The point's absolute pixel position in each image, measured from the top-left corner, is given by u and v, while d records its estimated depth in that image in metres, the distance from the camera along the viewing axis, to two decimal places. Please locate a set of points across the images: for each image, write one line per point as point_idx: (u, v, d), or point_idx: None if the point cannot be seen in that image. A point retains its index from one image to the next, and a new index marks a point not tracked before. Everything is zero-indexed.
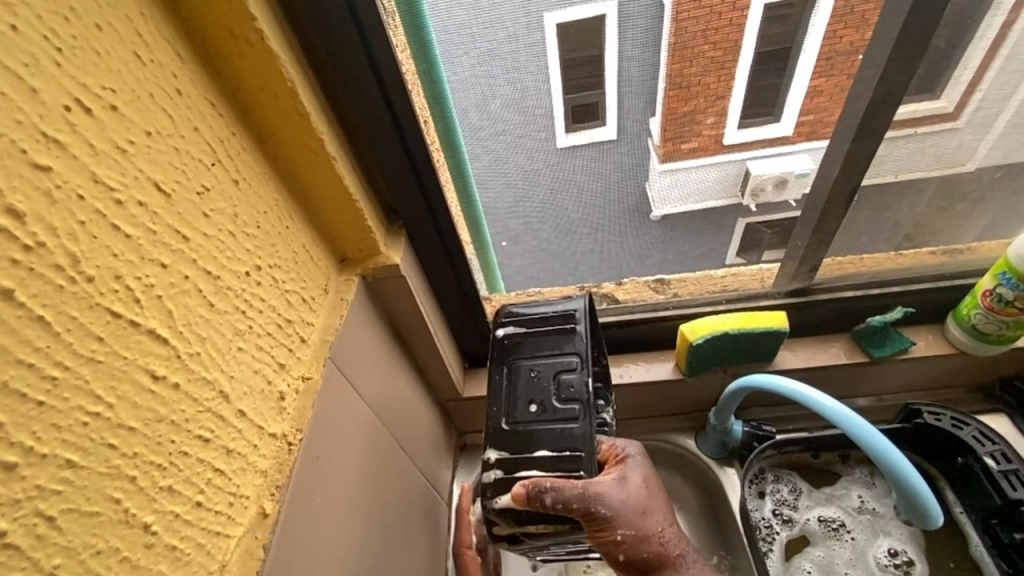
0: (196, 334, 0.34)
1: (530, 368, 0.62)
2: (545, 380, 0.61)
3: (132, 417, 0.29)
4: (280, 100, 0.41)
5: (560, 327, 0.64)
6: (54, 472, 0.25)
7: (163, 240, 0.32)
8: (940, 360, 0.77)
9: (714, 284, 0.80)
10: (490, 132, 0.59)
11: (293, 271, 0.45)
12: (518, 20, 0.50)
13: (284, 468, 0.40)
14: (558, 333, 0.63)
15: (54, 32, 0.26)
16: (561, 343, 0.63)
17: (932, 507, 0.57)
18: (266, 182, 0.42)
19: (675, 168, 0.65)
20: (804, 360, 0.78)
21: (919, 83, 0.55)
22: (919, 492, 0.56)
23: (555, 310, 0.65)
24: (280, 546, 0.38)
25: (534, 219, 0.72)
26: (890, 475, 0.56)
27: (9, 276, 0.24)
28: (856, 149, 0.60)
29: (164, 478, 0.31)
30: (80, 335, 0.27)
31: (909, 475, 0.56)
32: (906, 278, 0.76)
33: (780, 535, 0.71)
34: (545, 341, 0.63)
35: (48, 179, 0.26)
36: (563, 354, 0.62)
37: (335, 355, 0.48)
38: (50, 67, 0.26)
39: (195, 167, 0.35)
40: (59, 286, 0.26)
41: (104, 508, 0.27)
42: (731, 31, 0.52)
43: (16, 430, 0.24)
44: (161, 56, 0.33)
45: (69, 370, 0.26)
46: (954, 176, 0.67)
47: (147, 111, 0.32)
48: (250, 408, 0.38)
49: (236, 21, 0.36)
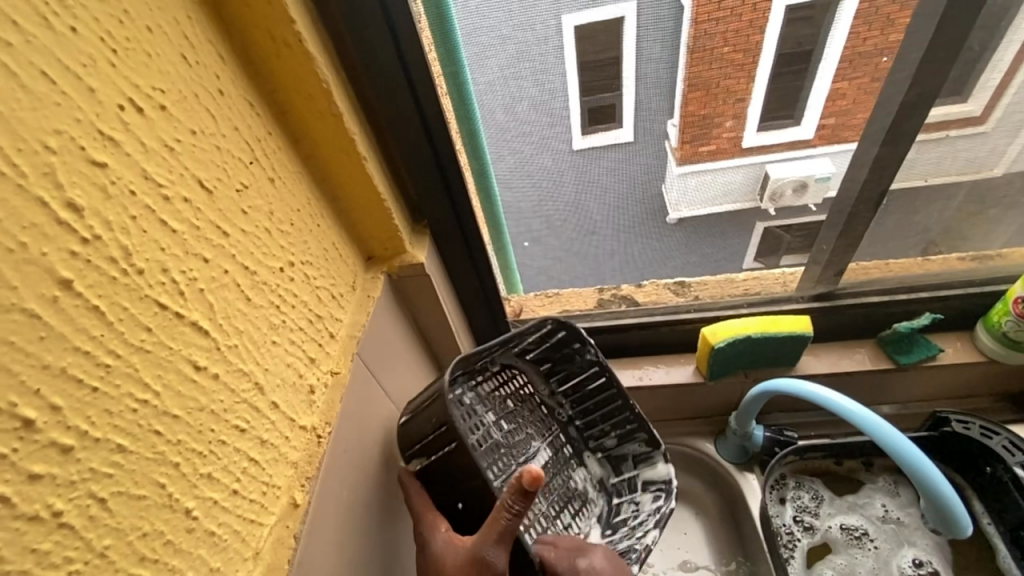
0: (234, 327, 0.35)
1: (453, 499, 0.50)
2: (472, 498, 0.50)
3: (176, 405, 0.30)
4: (314, 100, 0.42)
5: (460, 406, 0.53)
6: (106, 456, 0.26)
7: (206, 236, 0.33)
8: (968, 368, 0.75)
9: (735, 287, 0.79)
10: (515, 132, 0.60)
11: (323, 268, 0.46)
12: (547, 23, 0.51)
13: (313, 460, 0.41)
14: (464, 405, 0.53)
15: (110, 34, 0.28)
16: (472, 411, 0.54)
17: (962, 516, 0.56)
18: (299, 181, 0.43)
19: (698, 170, 0.65)
20: (828, 366, 0.77)
21: (950, 86, 0.55)
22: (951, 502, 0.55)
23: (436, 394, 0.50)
24: (308, 537, 0.39)
25: (556, 220, 0.73)
26: (918, 483, 0.55)
27: (68, 268, 0.25)
28: (886, 151, 0.59)
29: (204, 466, 0.32)
30: (131, 325, 0.28)
31: (937, 485, 0.55)
32: (934, 284, 0.75)
33: (802, 543, 0.69)
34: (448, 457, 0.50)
35: (104, 175, 0.27)
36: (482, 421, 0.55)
37: (362, 351, 0.49)
38: (107, 68, 0.27)
39: (235, 166, 0.36)
40: (112, 278, 0.27)
41: (150, 492, 0.28)
42: (753, 33, 0.52)
43: (72, 415, 0.25)
44: (205, 58, 0.34)
45: (121, 358, 0.27)
46: (983, 181, 0.67)
47: (192, 111, 0.33)
48: (283, 400, 0.39)
49: (275, 24, 0.37)
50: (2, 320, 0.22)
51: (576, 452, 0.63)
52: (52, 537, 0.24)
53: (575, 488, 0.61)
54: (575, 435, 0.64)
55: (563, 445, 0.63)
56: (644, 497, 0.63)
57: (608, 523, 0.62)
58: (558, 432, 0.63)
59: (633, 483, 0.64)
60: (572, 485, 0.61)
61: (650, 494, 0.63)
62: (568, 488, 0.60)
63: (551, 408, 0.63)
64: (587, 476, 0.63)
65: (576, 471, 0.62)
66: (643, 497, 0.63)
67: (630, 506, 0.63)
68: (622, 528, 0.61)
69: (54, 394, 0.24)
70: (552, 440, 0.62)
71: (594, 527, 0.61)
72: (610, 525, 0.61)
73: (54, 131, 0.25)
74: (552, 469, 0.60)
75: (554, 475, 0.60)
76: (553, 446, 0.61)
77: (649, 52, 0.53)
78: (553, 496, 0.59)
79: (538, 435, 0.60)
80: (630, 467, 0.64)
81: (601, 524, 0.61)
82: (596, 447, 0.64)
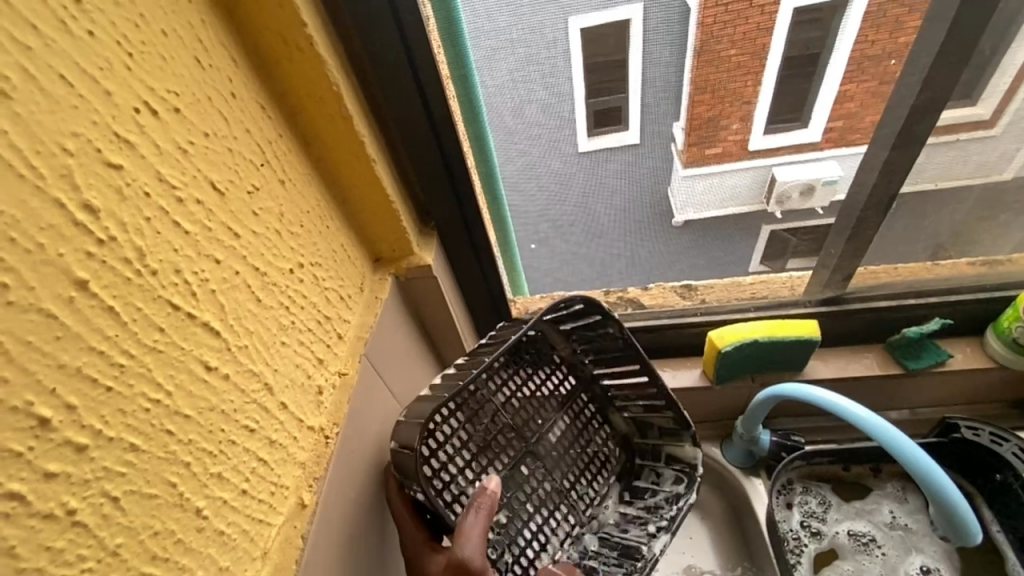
0: (245, 327, 0.35)
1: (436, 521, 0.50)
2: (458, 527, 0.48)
3: (188, 405, 0.30)
4: (324, 103, 0.42)
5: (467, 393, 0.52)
6: (119, 454, 0.26)
7: (218, 237, 0.33)
8: (978, 374, 0.75)
9: (743, 290, 0.79)
10: (523, 135, 0.60)
11: (332, 269, 0.46)
12: (556, 27, 0.51)
13: (321, 461, 0.41)
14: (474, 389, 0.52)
15: (126, 37, 0.28)
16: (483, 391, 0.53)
17: (970, 521, 0.55)
18: (308, 183, 0.44)
19: (706, 173, 0.65)
20: (836, 371, 0.76)
21: (960, 90, 0.54)
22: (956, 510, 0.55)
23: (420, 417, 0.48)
24: (316, 536, 0.39)
25: (563, 222, 0.73)
26: (927, 490, 0.55)
27: (83, 268, 0.25)
28: (895, 156, 0.58)
29: (214, 465, 0.32)
30: (144, 325, 0.28)
31: (944, 491, 0.54)
32: (945, 289, 0.74)
33: (809, 548, 0.69)
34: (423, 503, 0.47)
35: (120, 177, 0.27)
36: (491, 405, 0.54)
37: (370, 352, 0.49)
38: (123, 71, 0.28)
39: (247, 167, 0.36)
40: (127, 278, 0.27)
41: (161, 491, 0.29)
42: (760, 36, 0.52)
43: (87, 414, 0.25)
44: (219, 61, 0.35)
45: (135, 358, 0.27)
46: (994, 186, 0.66)
47: (205, 113, 0.33)
48: (291, 401, 0.39)
49: (287, 28, 0.38)
50: (19, 320, 0.23)
51: (599, 412, 0.62)
52: (65, 535, 0.24)
53: (597, 450, 0.61)
54: (599, 393, 0.62)
55: (585, 407, 0.61)
56: (666, 472, 0.61)
57: (629, 485, 0.61)
58: (580, 394, 0.61)
59: (657, 454, 0.61)
60: (593, 446, 0.61)
61: (672, 472, 0.60)
62: (588, 451, 0.60)
63: (574, 369, 0.61)
64: (611, 434, 0.62)
65: (599, 431, 0.61)
66: (666, 473, 0.61)
67: (652, 476, 0.61)
68: (642, 494, 0.60)
69: (69, 393, 0.24)
70: (572, 406, 0.60)
71: (614, 486, 0.61)
72: (631, 487, 0.61)
73: (71, 133, 0.25)
74: (571, 436, 0.59)
75: (573, 439, 0.59)
76: (573, 412, 0.60)
77: (656, 55, 0.53)
78: (570, 464, 0.58)
79: (557, 404, 0.59)
80: (654, 436, 0.62)
81: (622, 484, 0.61)
82: (621, 406, 0.62)
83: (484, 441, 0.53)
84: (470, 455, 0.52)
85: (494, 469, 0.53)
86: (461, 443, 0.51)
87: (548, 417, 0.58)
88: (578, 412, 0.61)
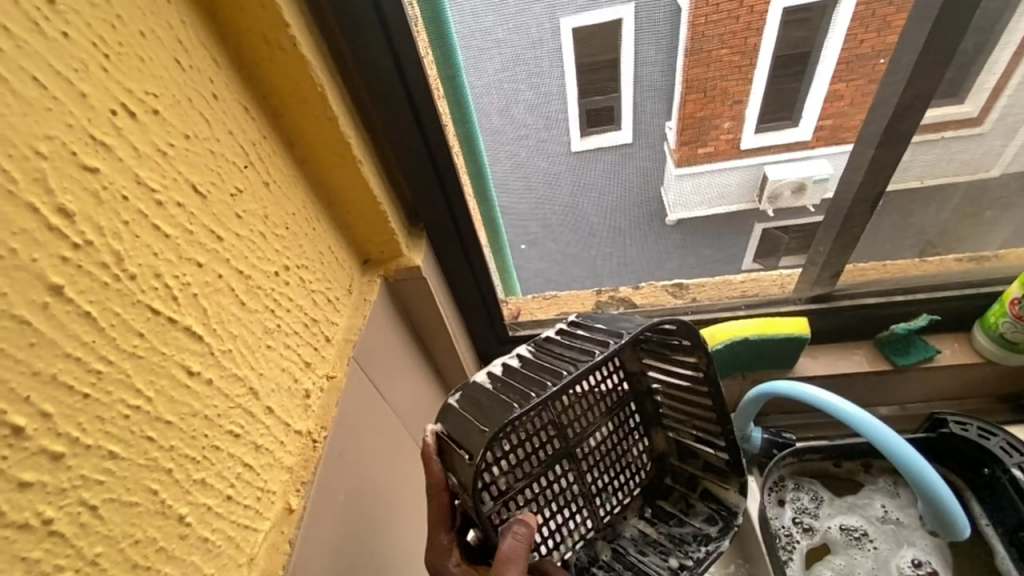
0: (229, 331, 0.35)
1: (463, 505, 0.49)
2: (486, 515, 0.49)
3: (169, 411, 0.30)
4: (308, 104, 0.42)
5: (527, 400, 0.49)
6: (97, 462, 0.26)
7: (200, 240, 0.33)
8: (966, 369, 0.75)
9: (733, 289, 0.79)
10: (511, 136, 0.60)
11: (319, 271, 0.46)
12: (542, 26, 0.51)
13: (309, 465, 0.41)
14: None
15: (102, 39, 0.28)
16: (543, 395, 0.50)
17: (945, 493, 0.55)
18: (293, 185, 0.43)
19: (695, 172, 0.65)
20: (826, 367, 0.77)
21: (945, 87, 0.55)
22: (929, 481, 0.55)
23: (485, 425, 0.45)
24: (304, 541, 0.39)
25: (552, 222, 0.73)
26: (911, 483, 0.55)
27: (58, 273, 0.25)
28: (881, 154, 0.59)
29: (198, 471, 0.32)
30: (123, 330, 0.28)
31: (913, 459, 0.54)
32: (932, 284, 0.74)
33: (801, 544, 0.69)
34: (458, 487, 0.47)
35: (96, 180, 0.27)
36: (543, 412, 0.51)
37: (358, 354, 0.49)
38: (99, 73, 0.27)
39: (229, 169, 0.36)
40: (104, 283, 0.27)
41: (142, 499, 0.28)
42: (750, 36, 0.52)
43: (63, 421, 0.25)
44: (200, 62, 0.34)
45: (113, 364, 0.27)
46: (980, 182, 0.67)
47: (186, 115, 0.33)
48: (278, 404, 0.39)
49: (270, 29, 0.37)
50: None
51: (642, 424, 0.60)
52: (42, 545, 0.24)
53: (630, 460, 0.59)
54: (648, 408, 0.59)
55: (630, 416, 0.59)
56: (699, 507, 0.58)
57: (653, 505, 0.60)
58: (630, 402, 0.59)
59: (693, 484, 0.59)
60: (628, 456, 0.59)
61: (706, 509, 0.58)
62: (622, 459, 0.58)
63: (632, 376, 0.58)
64: (647, 448, 0.60)
65: (636, 442, 0.59)
66: (698, 507, 0.58)
67: (682, 505, 0.59)
68: (666, 519, 0.59)
69: (44, 400, 0.24)
70: (619, 412, 0.58)
71: (637, 500, 0.60)
72: (654, 507, 0.60)
73: (45, 136, 0.25)
74: (611, 441, 0.57)
75: (611, 446, 0.57)
76: (617, 419, 0.58)
77: (645, 55, 0.53)
78: (602, 468, 0.57)
79: (605, 407, 0.56)
80: (695, 466, 0.59)
81: (645, 500, 0.60)
82: (669, 426, 0.60)
83: (526, 438, 0.52)
84: (509, 445, 0.51)
85: (529, 464, 0.52)
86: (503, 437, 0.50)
87: (594, 421, 0.56)
88: (623, 420, 0.58)
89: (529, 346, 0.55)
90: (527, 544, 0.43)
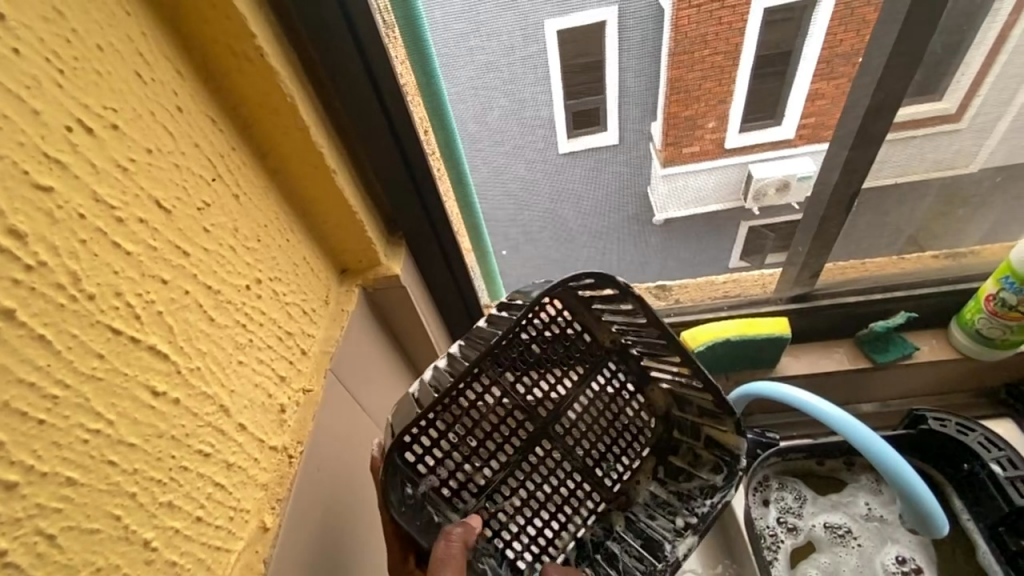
0: (197, 348, 0.34)
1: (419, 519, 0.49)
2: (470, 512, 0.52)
3: (133, 434, 0.29)
4: (279, 114, 0.41)
5: (475, 389, 0.49)
6: (54, 490, 0.25)
7: (164, 256, 0.32)
8: (944, 365, 0.76)
9: (716, 289, 0.80)
10: (488, 142, 0.60)
11: (293, 283, 0.45)
12: (514, 34, 0.51)
13: (284, 481, 0.40)
14: (475, 388, 0.50)
15: (56, 54, 0.27)
16: (494, 383, 0.50)
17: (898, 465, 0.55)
18: (265, 196, 0.43)
19: (676, 174, 0.65)
20: (808, 366, 0.78)
21: (917, 88, 0.56)
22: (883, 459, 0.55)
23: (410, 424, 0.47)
24: (279, 559, 0.39)
25: (533, 228, 0.73)
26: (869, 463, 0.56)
27: (10, 296, 0.24)
28: (856, 155, 0.60)
29: (164, 494, 0.31)
30: (81, 352, 0.27)
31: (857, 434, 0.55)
32: (909, 283, 0.76)
33: (785, 544, 0.70)
34: (422, 495, 0.49)
35: (49, 199, 0.26)
36: (497, 397, 0.51)
37: (336, 366, 0.48)
38: (52, 88, 0.27)
39: (196, 183, 0.35)
40: (60, 305, 0.26)
41: (104, 525, 0.28)
42: (732, 36, 0.52)
43: (16, 450, 0.24)
44: (162, 75, 0.34)
45: (71, 389, 0.26)
46: (955, 180, 0.68)
47: (147, 129, 0.32)
48: (251, 421, 0.38)
49: (236, 39, 0.37)
50: None
51: (631, 382, 0.56)
52: None
53: (626, 424, 0.57)
54: (631, 364, 0.56)
55: (612, 379, 0.56)
56: (705, 456, 0.56)
57: (663, 463, 0.57)
58: (607, 364, 0.55)
59: (696, 433, 0.56)
60: (623, 419, 0.57)
61: (712, 458, 0.56)
62: (615, 425, 0.56)
63: (594, 333, 0.54)
64: (643, 405, 0.57)
65: (629, 404, 0.57)
66: (704, 457, 0.56)
67: (690, 457, 0.57)
68: (676, 475, 0.57)
69: None
70: (597, 377, 0.55)
71: (649, 461, 0.57)
72: (665, 464, 0.57)
73: None
74: (595, 411, 0.55)
75: (598, 415, 0.56)
76: (597, 387, 0.55)
77: (631, 55, 0.53)
78: (593, 444, 0.56)
79: (578, 376, 0.54)
80: (692, 413, 0.56)
81: (657, 459, 0.57)
82: (659, 379, 0.56)
83: (491, 430, 0.52)
84: (476, 441, 0.52)
85: (503, 455, 0.53)
86: (463, 433, 0.51)
87: (568, 393, 0.54)
88: (604, 386, 0.55)
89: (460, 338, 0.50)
90: (463, 543, 0.43)
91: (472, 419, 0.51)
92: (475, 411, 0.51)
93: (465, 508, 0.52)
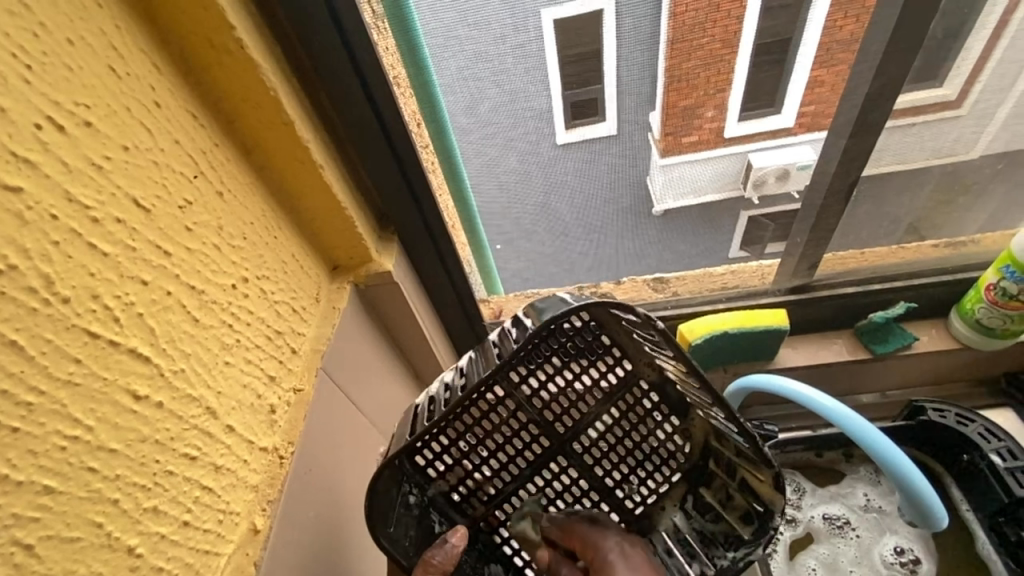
0: (180, 350, 0.34)
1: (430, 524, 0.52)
2: (477, 518, 0.53)
3: (114, 439, 0.29)
4: (262, 108, 0.40)
5: (485, 402, 0.47)
6: (31, 499, 0.25)
7: (144, 256, 0.31)
8: (944, 355, 0.76)
9: (713, 281, 0.79)
10: (479, 135, 0.59)
11: (281, 281, 0.44)
12: (503, 22, 0.50)
13: (275, 483, 0.40)
14: (489, 401, 0.48)
15: (23, 50, 0.26)
16: (505, 397, 0.48)
17: (895, 454, 0.54)
18: (251, 193, 0.42)
19: (674, 164, 0.64)
20: (806, 358, 0.77)
21: (919, 72, 0.55)
22: (871, 444, 0.55)
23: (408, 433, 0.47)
24: (270, 565, 0.38)
25: (527, 222, 0.72)
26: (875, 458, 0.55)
27: None
28: (854, 144, 0.59)
29: (148, 499, 0.31)
30: (55, 357, 0.26)
31: (844, 421, 0.55)
32: (909, 273, 0.75)
33: (784, 536, 0.70)
34: (428, 499, 0.51)
35: (19, 200, 0.25)
36: (509, 412, 0.49)
37: (329, 366, 0.47)
38: (21, 85, 0.26)
39: (177, 180, 0.34)
40: (32, 309, 0.25)
41: (85, 533, 0.27)
42: (730, 23, 0.51)
43: None
44: (138, 68, 0.32)
45: (46, 395, 0.26)
46: (956, 166, 0.66)
47: (123, 126, 0.31)
48: (239, 422, 0.38)
49: (214, 31, 0.36)
50: None
51: (666, 407, 0.50)
52: None
53: (655, 448, 0.52)
54: (670, 387, 0.49)
55: (642, 400, 0.50)
56: (739, 500, 0.51)
57: (694, 493, 0.53)
58: (639, 384, 0.49)
59: (732, 472, 0.51)
60: (652, 440, 0.52)
61: (745, 505, 0.51)
62: (643, 446, 0.52)
63: (628, 352, 0.48)
64: (676, 431, 0.52)
65: (659, 426, 0.51)
66: (737, 499, 0.52)
67: (722, 495, 0.52)
68: (703, 512, 0.53)
69: None
70: (623, 398, 0.50)
71: (678, 487, 0.53)
72: (696, 495, 0.53)
73: None
74: (621, 428, 0.51)
75: (624, 432, 0.52)
76: (624, 407, 0.50)
77: (630, 42, 0.51)
78: (615, 461, 0.53)
79: (603, 394, 0.50)
80: (730, 449, 0.50)
81: (688, 488, 0.53)
82: (698, 408, 0.50)
83: (504, 442, 0.51)
84: (486, 453, 0.51)
85: (515, 466, 0.52)
86: (474, 444, 0.50)
87: (589, 412, 0.50)
88: (633, 403, 0.50)
89: (471, 350, 0.50)
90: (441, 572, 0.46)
91: (483, 431, 0.49)
92: (486, 422, 0.49)
93: (473, 513, 0.53)
